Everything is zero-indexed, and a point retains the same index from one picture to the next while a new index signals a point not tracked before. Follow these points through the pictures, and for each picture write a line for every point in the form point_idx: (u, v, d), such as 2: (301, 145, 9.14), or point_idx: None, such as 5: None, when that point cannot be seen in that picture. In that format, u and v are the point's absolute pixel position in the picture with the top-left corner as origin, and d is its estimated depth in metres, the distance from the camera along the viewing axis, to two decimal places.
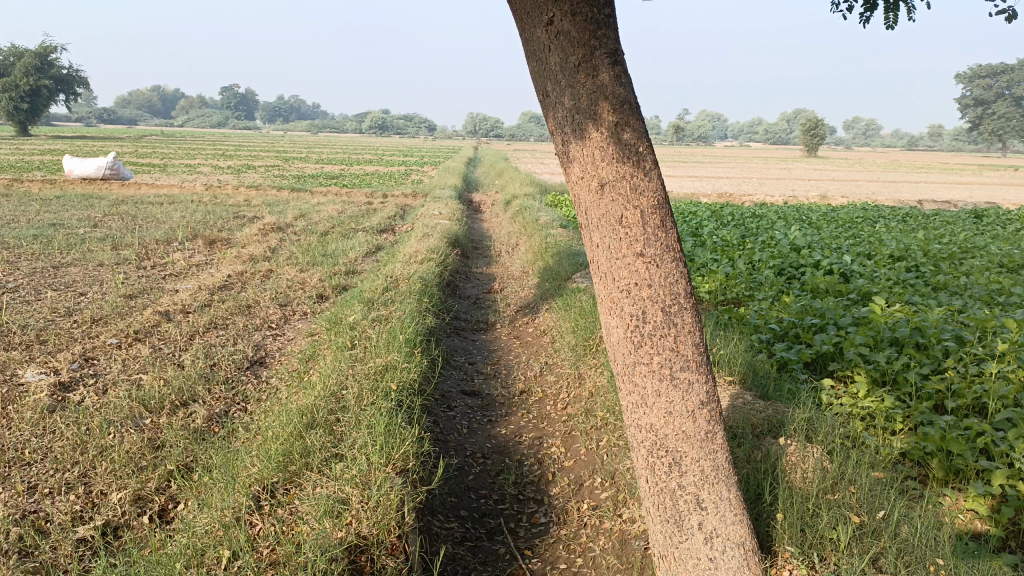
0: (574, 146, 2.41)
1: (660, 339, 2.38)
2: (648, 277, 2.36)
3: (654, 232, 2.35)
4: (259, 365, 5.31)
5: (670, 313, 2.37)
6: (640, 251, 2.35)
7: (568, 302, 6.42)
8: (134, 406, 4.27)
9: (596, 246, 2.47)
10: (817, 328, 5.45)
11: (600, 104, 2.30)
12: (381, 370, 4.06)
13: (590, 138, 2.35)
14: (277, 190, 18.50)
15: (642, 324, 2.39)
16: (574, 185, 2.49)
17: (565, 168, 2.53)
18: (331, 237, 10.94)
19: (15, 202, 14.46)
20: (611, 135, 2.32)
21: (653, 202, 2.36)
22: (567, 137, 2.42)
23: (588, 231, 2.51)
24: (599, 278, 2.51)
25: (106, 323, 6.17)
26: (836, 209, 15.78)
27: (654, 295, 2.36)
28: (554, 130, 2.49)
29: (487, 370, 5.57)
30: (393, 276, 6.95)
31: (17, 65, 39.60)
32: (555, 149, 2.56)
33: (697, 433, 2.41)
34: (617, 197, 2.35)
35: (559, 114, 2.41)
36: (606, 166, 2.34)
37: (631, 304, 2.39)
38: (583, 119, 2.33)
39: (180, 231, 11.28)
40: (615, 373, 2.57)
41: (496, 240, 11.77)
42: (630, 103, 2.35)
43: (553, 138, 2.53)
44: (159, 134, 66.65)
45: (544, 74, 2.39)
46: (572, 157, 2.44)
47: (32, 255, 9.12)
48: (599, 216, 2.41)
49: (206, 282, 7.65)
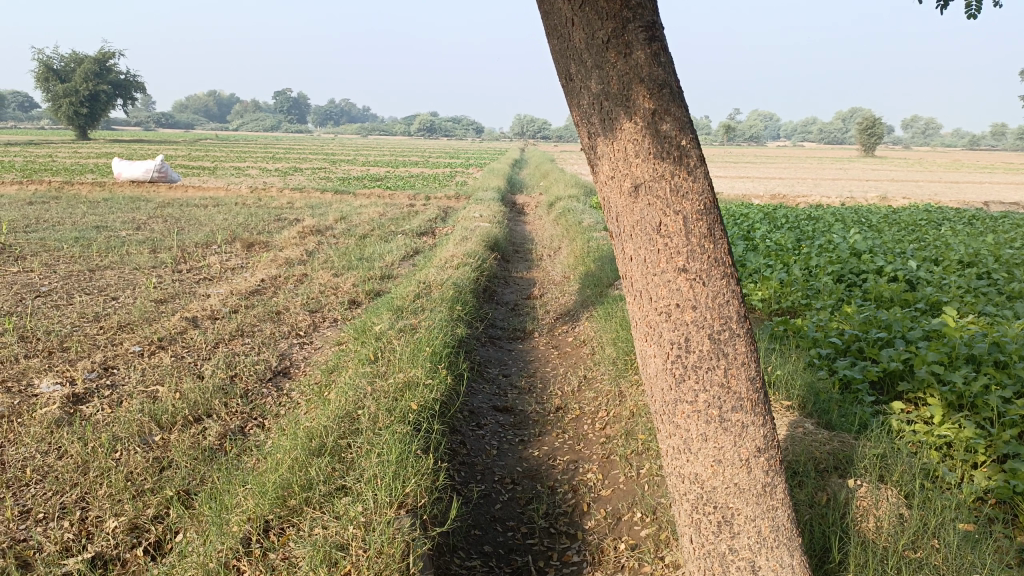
0: (603, 139, 2.07)
1: (707, 374, 2.02)
2: (691, 296, 2.00)
3: (699, 242, 1.98)
4: (283, 376, 5.05)
5: (719, 341, 2.01)
6: (682, 265, 1.99)
7: (609, 311, 6.04)
8: (144, 421, 4.03)
9: (630, 259, 2.12)
10: (883, 341, 5.01)
11: (634, 85, 1.94)
12: (401, 388, 3.75)
13: (622, 128, 2.00)
14: (321, 193, 18.45)
15: (684, 353, 2.03)
16: (603, 185, 2.15)
17: (593, 166, 2.19)
18: (369, 240, 10.73)
19: (63, 204, 14.60)
20: (648, 124, 1.96)
21: (699, 205, 1.99)
22: (594, 128, 2.08)
23: (620, 241, 2.16)
24: (632, 298, 2.17)
25: (132, 329, 5.99)
26: (896, 211, 15.04)
27: (699, 321, 2.00)
28: (579, 121, 2.16)
29: (522, 384, 5.22)
30: (427, 282, 6.65)
31: (78, 71, 40.79)
32: (583, 144, 2.23)
33: (753, 486, 2.05)
34: (655, 199, 1.99)
35: (585, 101, 2.07)
36: (641, 162, 1.99)
37: (671, 330, 2.05)
38: (613, 105, 1.99)
39: (220, 233, 11.19)
40: (653, 412, 2.23)
41: (538, 243, 11.42)
42: (672, 86, 2.00)
43: (579, 130, 2.20)
44: (212, 137, 68.09)
45: (567, 53, 2.05)
46: (601, 152, 2.10)
47: (71, 258, 9.08)
48: (633, 223, 2.06)
49: (237, 287, 7.46)
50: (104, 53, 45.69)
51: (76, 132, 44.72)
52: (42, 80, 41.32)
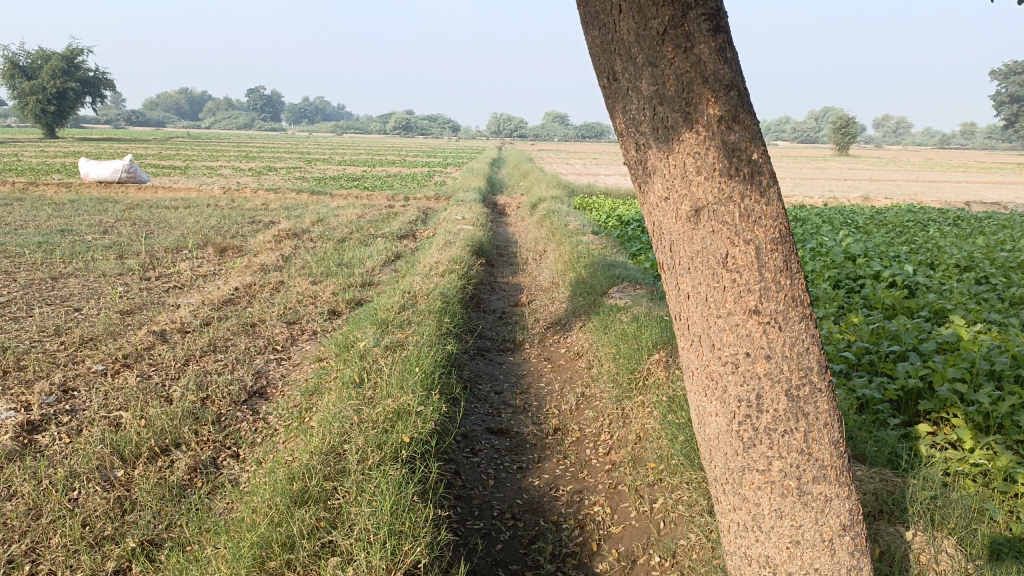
0: (654, 148, 2.05)
1: (784, 438, 2.05)
2: (765, 344, 2.01)
3: (772, 279, 1.99)
4: (260, 397, 4.69)
5: (798, 398, 2.03)
6: (755, 307, 1.99)
7: (605, 322, 5.71)
8: (105, 453, 3.65)
9: (688, 296, 2.12)
10: (896, 355, 4.76)
11: (695, 85, 1.92)
12: (391, 418, 3.41)
13: (679, 134, 1.98)
14: (296, 193, 17.97)
15: (757, 415, 2.05)
16: (655, 206, 2.15)
17: (640, 179, 2.18)
18: (348, 244, 10.33)
19: (27, 206, 14.03)
20: (713, 131, 1.95)
21: (772, 234, 2.00)
22: (644, 134, 2.06)
23: (674, 275, 2.15)
24: (690, 342, 2.18)
25: (95, 345, 5.59)
26: (881, 212, 14.81)
27: (774, 374, 2.02)
28: (623, 127, 2.14)
29: (516, 402, 4.90)
30: (411, 291, 6.31)
31: (45, 68, 39.83)
32: (626, 153, 2.21)
33: (837, 570, 2.09)
34: (721, 226, 1.99)
35: (633, 104, 2.05)
36: (702, 176, 1.98)
37: (739, 386, 2.06)
38: (668, 109, 1.97)
39: (191, 238, 10.73)
40: (716, 481, 2.26)
41: (522, 246, 11.06)
42: (738, 87, 1.98)
43: (622, 139, 2.18)
44: (186, 135, 67.09)
45: (613, 49, 2.02)
46: (652, 162, 2.09)
47: (32, 265, 8.60)
48: (693, 254, 2.06)
49: (209, 296, 7.05)
50: (72, 50, 44.62)
51: (45, 132, 43.73)
52: (8, 77, 40.24)
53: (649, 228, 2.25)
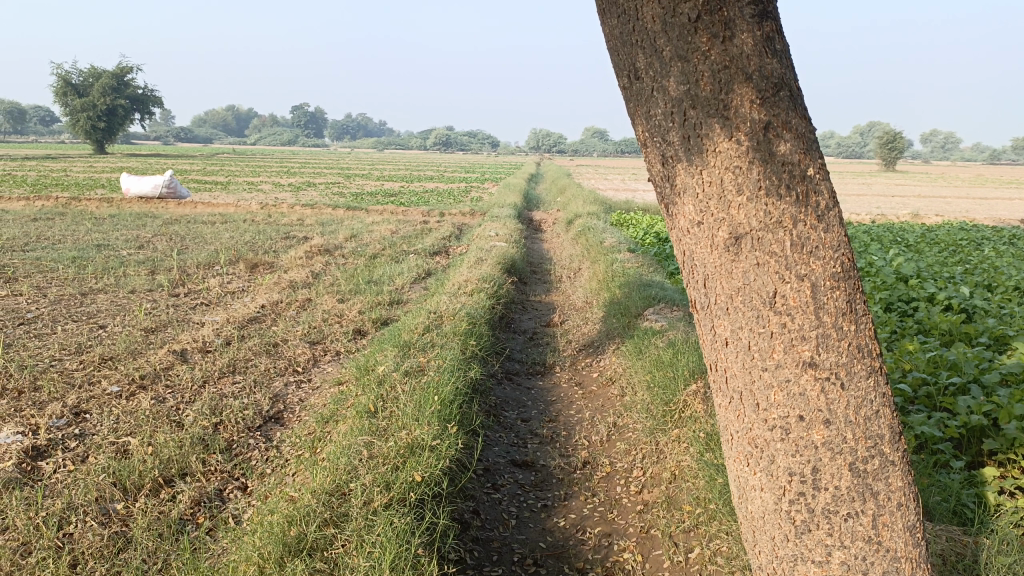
0: (685, 158, 1.95)
1: (847, 523, 1.95)
2: (821, 406, 1.91)
3: (828, 320, 1.87)
4: (275, 423, 4.49)
5: (866, 477, 1.93)
6: (809, 358, 1.89)
7: (640, 346, 5.40)
8: (105, 484, 3.47)
9: (728, 341, 2.02)
10: (956, 388, 4.37)
11: (735, 84, 1.81)
12: (403, 452, 3.17)
13: (713, 141, 1.87)
14: (332, 209, 17.93)
15: (814, 496, 1.96)
16: (687, 231, 2.05)
17: (666, 198, 2.09)
18: (379, 261, 10.16)
19: (67, 221, 14.19)
20: (757, 140, 1.83)
21: (830, 270, 1.87)
22: (671, 142, 1.96)
23: (713, 316, 2.06)
24: (729, 386, 2.08)
25: (114, 364, 5.46)
26: (933, 230, 14.18)
27: (835, 444, 1.92)
28: (646, 136, 2.05)
29: (543, 432, 4.62)
30: (438, 311, 6.08)
31: (96, 85, 40.82)
32: (651, 168, 2.12)
33: None
34: (767, 260, 1.88)
35: (658, 108, 1.95)
36: (742, 194, 1.87)
37: (790, 457, 1.97)
38: (701, 113, 1.86)
39: (223, 253, 10.66)
40: (762, 565, 2.17)
41: (556, 264, 10.78)
42: (788, 86, 1.86)
43: (644, 150, 2.08)
44: (230, 151, 68.45)
45: (634, 40, 1.93)
46: (682, 178, 1.98)
47: (64, 280, 8.57)
48: (734, 291, 1.96)
49: (234, 314, 6.91)
50: (122, 68, 45.68)
51: (95, 148, 44.80)
52: (60, 95, 41.31)
53: (681, 259, 2.15)
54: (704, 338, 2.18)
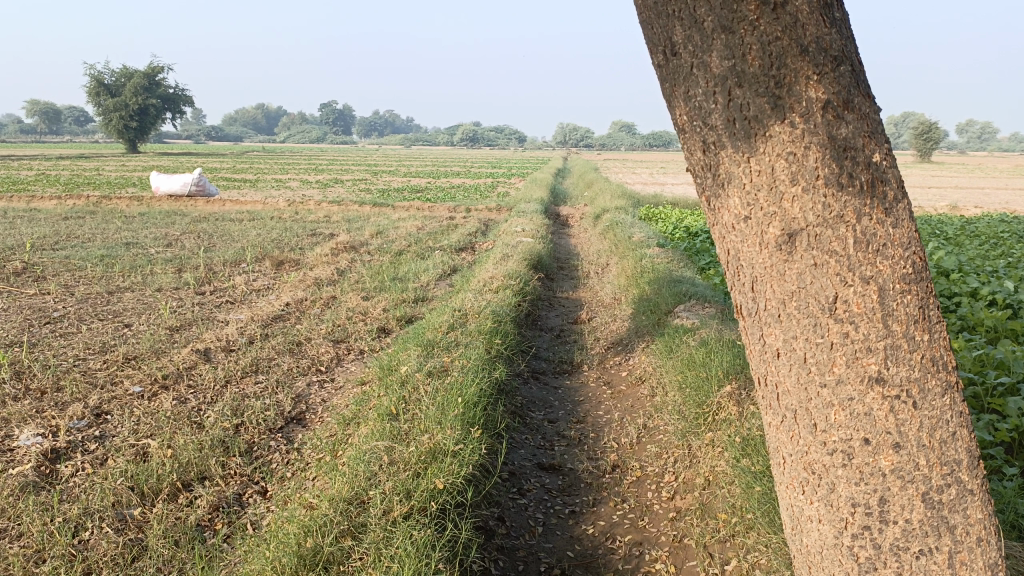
0: (728, 142, 1.82)
1: (919, 562, 1.80)
2: (889, 426, 1.76)
3: (897, 326, 1.72)
4: (297, 424, 4.41)
5: (940, 510, 1.78)
6: (876, 371, 1.74)
7: (671, 345, 5.21)
8: (122, 488, 3.40)
9: (781, 347, 1.89)
10: (1007, 389, 4.14)
11: (788, 57, 1.67)
12: (424, 458, 3.06)
13: (762, 122, 1.74)
14: (359, 205, 17.93)
15: (880, 531, 1.82)
16: (730, 228, 1.92)
17: (706, 190, 1.95)
18: (405, 257, 10.07)
19: (99, 219, 14.34)
20: (816, 121, 1.69)
21: (900, 271, 1.73)
22: (712, 125, 1.82)
23: (765, 323, 1.92)
24: (780, 398, 1.95)
25: (137, 364, 5.41)
26: (973, 221, 13.75)
27: (906, 470, 1.76)
28: (684, 121, 1.91)
29: (570, 434, 4.47)
30: (462, 309, 5.96)
31: (128, 85, 41.37)
32: (689, 156, 1.99)
33: None
34: (826, 260, 1.74)
35: (698, 87, 1.81)
36: (797, 185, 1.74)
37: (852, 485, 1.83)
38: (748, 92, 1.73)
39: (250, 251, 10.66)
40: None
41: (584, 259, 10.62)
42: (850, 61, 1.71)
43: (681, 137, 1.96)
44: (260, 149, 69.24)
45: (670, 11, 1.79)
46: (726, 167, 1.86)
47: (93, 278, 8.61)
48: (787, 293, 1.82)
49: (259, 312, 6.85)
50: (153, 68, 46.26)
51: (128, 147, 45.42)
52: (93, 95, 41.86)
53: (726, 261, 2.03)
54: (751, 347, 2.06)
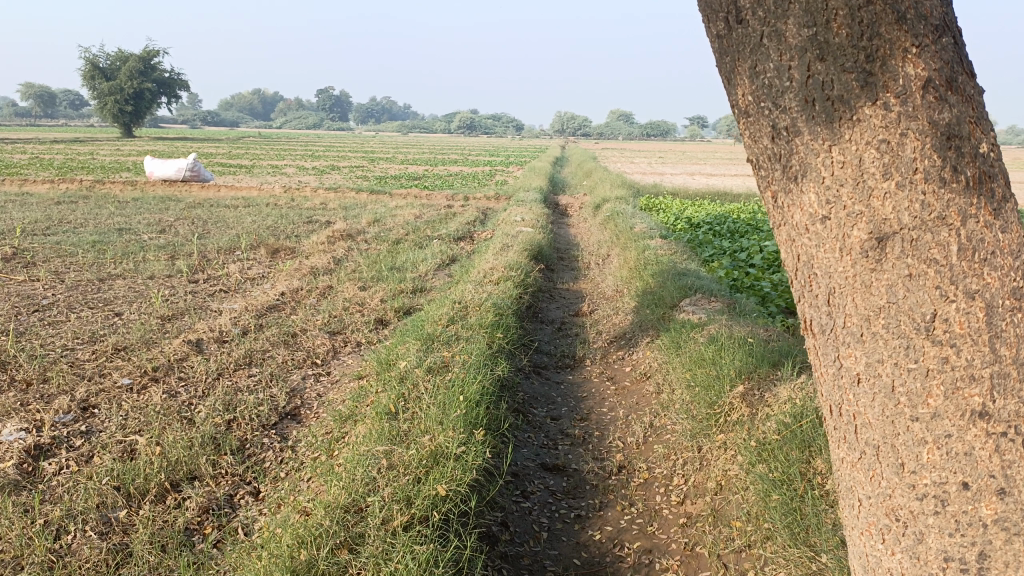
0: (804, 125, 1.74)
1: None
2: (992, 467, 1.62)
3: (1005, 350, 1.59)
4: (291, 420, 4.25)
5: None
6: (980, 404, 1.61)
7: (678, 341, 5.06)
8: (107, 489, 3.24)
9: (861, 367, 1.77)
10: None
11: (882, 26, 1.58)
12: (425, 462, 2.90)
13: (848, 103, 1.65)
14: (355, 192, 17.71)
15: None
16: (806, 229, 1.83)
17: (777, 183, 1.87)
18: (403, 247, 9.89)
19: (91, 204, 14.11)
20: (914, 103, 1.60)
21: (1013, 288, 1.60)
22: (787, 105, 1.74)
23: (846, 345, 1.80)
24: (858, 430, 1.83)
25: (127, 355, 5.25)
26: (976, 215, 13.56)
27: (1012, 522, 1.62)
28: (750, 100, 1.84)
29: (574, 432, 4.32)
30: (463, 301, 5.80)
31: (123, 69, 40.90)
32: (756, 145, 1.91)
33: None
34: (923, 271, 1.63)
35: (769, 61, 1.74)
36: (890, 181, 1.65)
37: (946, 536, 1.70)
38: (832, 67, 1.64)
39: (245, 238, 10.47)
40: None
41: (584, 250, 10.45)
42: (951, 32, 1.64)
43: (747, 120, 1.88)
44: (257, 134, 68.81)
45: None
46: (803, 157, 1.78)
47: (84, 265, 8.42)
48: (874, 309, 1.71)
49: (253, 302, 6.68)
50: (151, 52, 45.89)
51: (123, 131, 45.00)
52: (87, 78, 41.39)
53: (801, 277, 1.93)
54: (824, 372, 1.95)
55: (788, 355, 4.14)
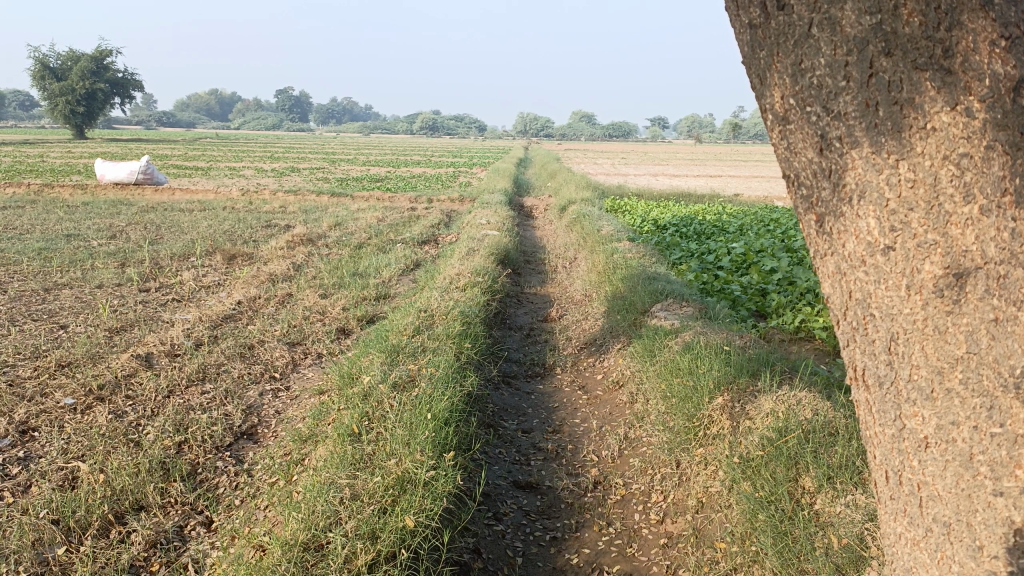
0: (862, 134, 1.62)
1: None
2: None
3: None
4: (248, 440, 4.01)
5: None
6: None
7: (651, 348, 4.92)
8: (44, 524, 2.98)
9: (932, 428, 1.66)
10: None
11: (964, 13, 1.43)
12: (392, 490, 2.71)
13: (921, 108, 1.52)
14: (317, 195, 17.36)
15: None
16: (862, 260, 1.71)
17: (826, 209, 1.77)
18: (365, 251, 9.65)
19: (39, 209, 13.60)
20: (1003, 107, 1.43)
21: None
22: (841, 109, 1.62)
23: (913, 402, 1.70)
24: (926, 502, 1.75)
25: (72, 371, 4.95)
26: None
27: None
28: (793, 103, 1.72)
29: (547, 446, 4.14)
30: (428, 309, 5.59)
31: (74, 69, 39.78)
32: (799, 157, 1.80)
33: None
34: (1011, 315, 1.48)
35: (821, 56, 1.60)
36: (972, 205, 1.50)
37: None
38: (901, 62, 1.51)
39: (201, 243, 10.12)
40: None
41: (551, 252, 10.30)
42: None
43: (787, 128, 1.78)
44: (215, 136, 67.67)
45: None
46: (860, 173, 1.65)
47: (28, 274, 8.03)
48: (951, 360, 1.59)
49: (208, 312, 6.40)
50: (104, 52, 44.79)
51: (75, 133, 43.84)
52: (37, 79, 40.15)
53: (854, 320, 1.82)
54: (880, 430, 1.86)
55: (766, 365, 4.02)
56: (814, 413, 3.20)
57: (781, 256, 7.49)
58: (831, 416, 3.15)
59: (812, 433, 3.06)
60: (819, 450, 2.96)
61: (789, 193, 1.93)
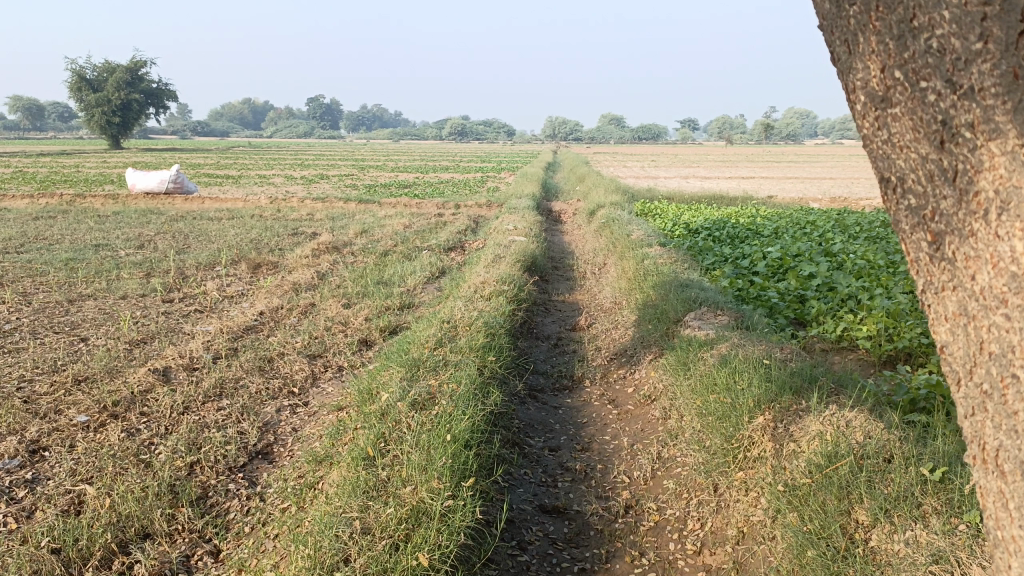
0: (1007, 119, 1.34)
1: None
2: None
3: None
4: (262, 460, 3.85)
5: None
6: None
7: (684, 360, 4.68)
8: (43, 554, 2.82)
9: None
10: None
11: None
12: (406, 523, 2.54)
13: None
14: (344, 202, 17.31)
15: None
16: (1005, 299, 1.40)
17: (955, 230, 1.50)
18: (391, 258, 9.51)
19: (70, 219, 13.71)
20: None
21: None
22: (975, 82, 1.35)
23: None
24: None
25: (90, 385, 4.84)
26: None
27: None
28: (899, 76, 1.50)
29: (575, 466, 3.92)
30: (452, 320, 5.39)
31: (110, 81, 40.35)
32: (906, 153, 1.57)
33: None
34: None
35: (945, 10, 1.36)
36: None
37: None
38: None
39: (226, 252, 10.06)
40: None
41: (580, 258, 10.07)
42: None
43: (888, 114, 1.57)
44: (247, 145, 68.45)
45: None
46: (1008, 179, 1.35)
47: (54, 285, 8.01)
48: None
49: (230, 323, 6.28)
50: (139, 64, 45.51)
51: (111, 143, 44.62)
52: (74, 90, 40.92)
53: (987, 381, 1.51)
54: (1021, 535, 1.50)
55: (810, 381, 3.75)
56: (865, 436, 2.93)
57: (820, 261, 7.17)
58: (883, 440, 2.89)
59: (866, 459, 2.80)
60: (874, 478, 2.71)
61: (889, 202, 1.71)
